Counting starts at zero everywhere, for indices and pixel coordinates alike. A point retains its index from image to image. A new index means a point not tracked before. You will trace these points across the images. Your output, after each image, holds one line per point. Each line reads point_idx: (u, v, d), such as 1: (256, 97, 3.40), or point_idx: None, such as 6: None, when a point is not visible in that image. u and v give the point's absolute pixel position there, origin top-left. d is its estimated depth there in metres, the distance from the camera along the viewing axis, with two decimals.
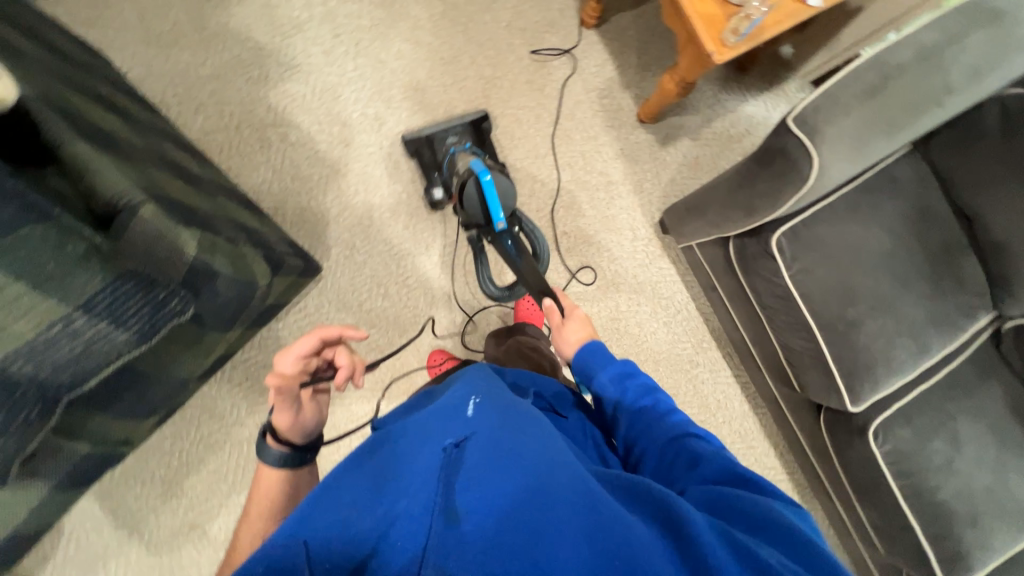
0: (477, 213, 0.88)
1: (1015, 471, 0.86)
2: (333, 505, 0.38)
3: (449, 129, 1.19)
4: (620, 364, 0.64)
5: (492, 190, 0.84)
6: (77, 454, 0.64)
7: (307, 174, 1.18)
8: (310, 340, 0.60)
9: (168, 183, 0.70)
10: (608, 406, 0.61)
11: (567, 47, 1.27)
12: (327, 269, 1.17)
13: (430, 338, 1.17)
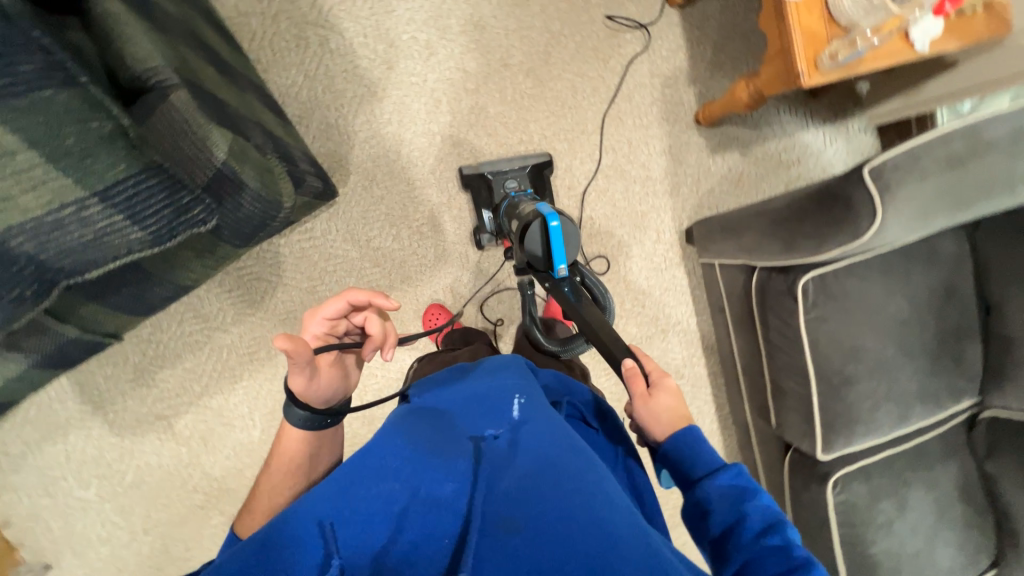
0: (538, 256, 0.75)
1: (944, 543, 0.92)
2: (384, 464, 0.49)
3: (509, 171, 1.10)
4: (737, 479, 0.55)
5: (560, 237, 0.71)
6: (65, 336, 0.62)
7: (340, 90, 1.09)
8: (337, 303, 0.67)
9: (201, 68, 0.63)
10: (715, 525, 0.53)
11: (645, 21, 1.18)
12: (341, 195, 1.11)
13: (432, 291, 1.16)
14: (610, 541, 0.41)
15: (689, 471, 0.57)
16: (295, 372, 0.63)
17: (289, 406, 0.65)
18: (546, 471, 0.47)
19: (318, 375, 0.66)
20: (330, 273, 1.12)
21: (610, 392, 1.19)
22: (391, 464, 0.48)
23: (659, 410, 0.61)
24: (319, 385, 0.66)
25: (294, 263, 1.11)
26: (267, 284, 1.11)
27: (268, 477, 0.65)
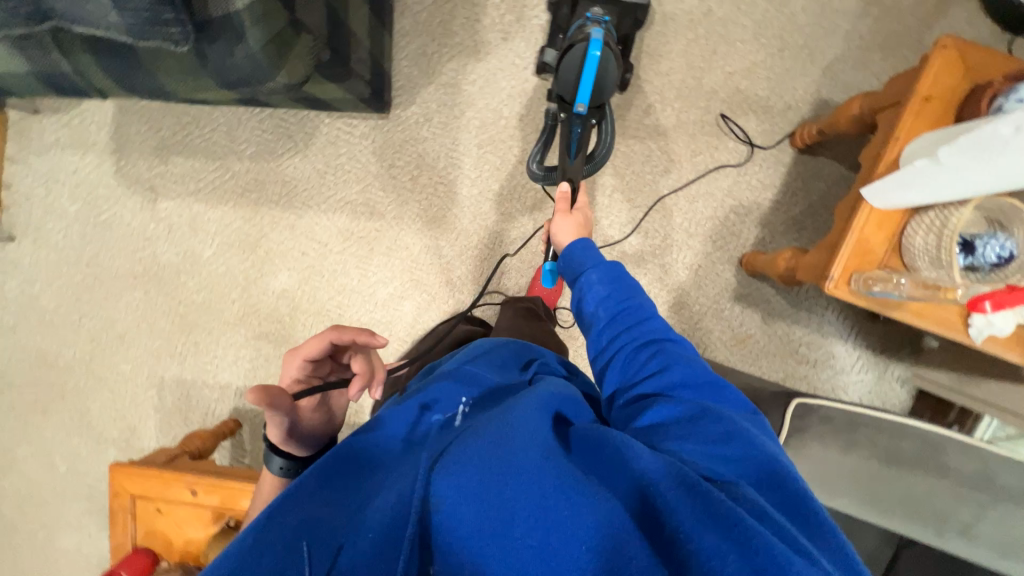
0: (570, 81, 0.91)
1: None
2: (313, 484, 0.48)
3: (601, 1, 0.97)
4: (608, 266, 0.68)
5: (594, 66, 0.87)
6: (57, 60, 0.75)
7: (452, 31, 1.12)
8: (315, 345, 0.64)
9: None
10: (591, 305, 0.66)
11: (755, 142, 1.10)
12: (395, 116, 1.16)
13: (411, 241, 1.20)
14: (549, 514, 0.43)
15: (575, 267, 0.72)
16: (274, 421, 0.64)
17: (272, 449, 0.68)
18: (473, 431, 0.50)
19: (301, 421, 0.67)
20: (345, 171, 1.19)
21: None
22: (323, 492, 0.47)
23: (567, 224, 0.84)
24: (301, 430, 0.68)
25: (324, 143, 1.18)
26: (292, 145, 1.19)
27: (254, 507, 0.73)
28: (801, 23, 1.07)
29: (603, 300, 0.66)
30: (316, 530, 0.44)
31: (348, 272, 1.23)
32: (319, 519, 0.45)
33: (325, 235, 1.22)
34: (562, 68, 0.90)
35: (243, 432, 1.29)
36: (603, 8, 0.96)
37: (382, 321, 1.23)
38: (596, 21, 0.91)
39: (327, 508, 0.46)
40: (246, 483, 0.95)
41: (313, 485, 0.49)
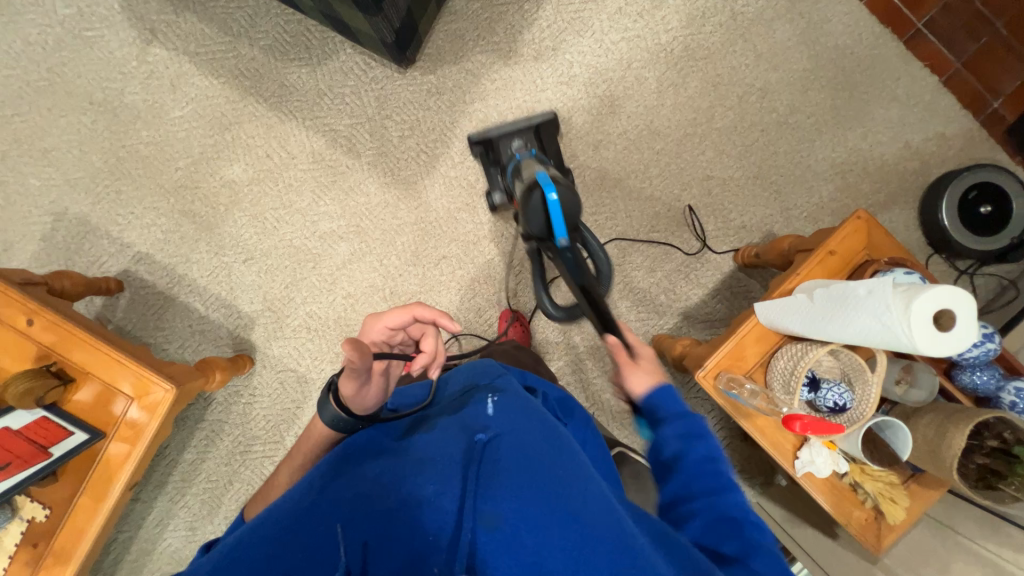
0: (536, 229, 0.78)
1: None
2: (351, 486, 0.53)
3: (514, 133, 1.07)
4: (686, 423, 0.61)
5: (557, 208, 0.76)
6: None
7: (494, 29, 1.20)
8: (401, 314, 0.68)
9: None
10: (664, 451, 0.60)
11: (704, 243, 1.20)
12: (412, 77, 1.20)
13: (374, 191, 1.22)
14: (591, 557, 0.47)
15: (654, 412, 0.62)
16: (349, 376, 0.61)
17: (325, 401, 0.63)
18: (519, 461, 0.54)
19: (369, 382, 0.64)
20: (343, 102, 1.21)
21: None
22: (369, 500, 0.51)
23: (639, 376, 0.64)
24: (364, 394, 0.65)
25: (336, 68, 1.20)
26: (306, 56, 1.21)
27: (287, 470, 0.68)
28: (780, 164, 1.20)
29: (681, 435, 0.60)
30: (371, 540, 0.48)
31: (301, 191, 1.22)
32: (373, 530, 0.48)
33: (295, 149, 1.21)
34: (525, 222, 0.79)
35: (121, 297, 1.21)
36: (523, 139, 1.06)
37: (311, 252, 1.22)
38: (526, 157, 0.99)
39: (374, 503, 0.50)
40: (89, 334, 0.89)
41: (358, 482, 0.53)
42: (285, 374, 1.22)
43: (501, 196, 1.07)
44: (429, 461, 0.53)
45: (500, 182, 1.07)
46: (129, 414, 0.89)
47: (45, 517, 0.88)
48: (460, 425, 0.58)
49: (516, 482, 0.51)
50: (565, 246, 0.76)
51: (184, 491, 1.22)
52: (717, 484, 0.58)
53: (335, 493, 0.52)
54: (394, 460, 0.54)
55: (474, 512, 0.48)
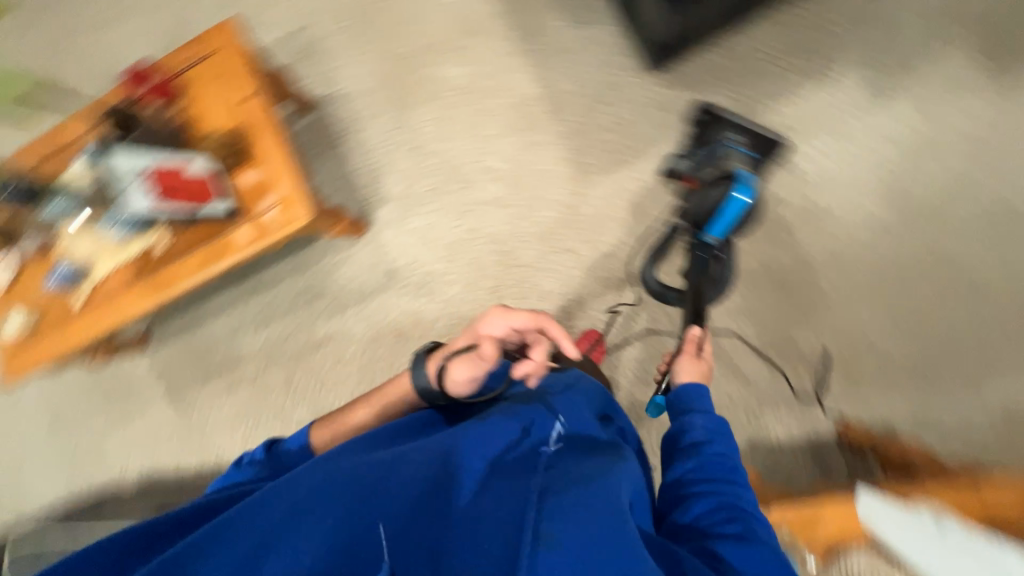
0: (702, 214, 0.93)
1: None
2: (405, 475, 0.56)
3: (741, 127, 1.02)
4: (712, 420, 0.70)
5: (733, 211, 0.90)
6: None
7: (750, 82, 1.15)
8: (526, 319, 0.75)
9: None
10: (686, 439, 0.68)
11: (817, 395, 1.10)
12: (648, 82, 1.19)
13: (551, 158, 1.23)
14: None
15: (687, 404, 0.73)
16: (471, 358, 0.74)
17: (423, 368, 0.77)
18: (574, 484, 0.55)
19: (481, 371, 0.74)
20: (576, 68, 1.22)
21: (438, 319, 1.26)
22: (422, 496, 0.54)
23: (691, 366, 0.82)
24: (473, 378, 0.74)
25: (589, 37, 1.22)
26: (572, 12, 1.23)
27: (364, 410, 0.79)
28: (946, 372, 1.07)
29: (710, 444, 0.67)
30: (427, 540, 0.51)
31: (493, 121, 1.26)
32: (427, 528, 0.51)
33: (510, 83, 1.25)
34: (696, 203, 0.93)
35: (306, 117, 1.34)
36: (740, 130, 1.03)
37: (465, 175, 1.27)
38: (737, 148, 0.98)
39: (429, 498, 0.54)
40: (282, 134, 0.99)
41: (407, 470, 0.57)
42: (381, 258, 1.30)
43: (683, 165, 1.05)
44: (483, 473, 0.57)
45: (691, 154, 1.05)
46: (269, 214, 0.98)
47: (164, 249, 1.02)
48: (522, 439, 0.62)
49: (575, 505, 0.52)
50: (707, 244, 0.94)
51: (254, 296, 1.35)
52: (724, 473, 0.63)
53: (386, 479, 0.55)
54: (448, 455, 0.58)
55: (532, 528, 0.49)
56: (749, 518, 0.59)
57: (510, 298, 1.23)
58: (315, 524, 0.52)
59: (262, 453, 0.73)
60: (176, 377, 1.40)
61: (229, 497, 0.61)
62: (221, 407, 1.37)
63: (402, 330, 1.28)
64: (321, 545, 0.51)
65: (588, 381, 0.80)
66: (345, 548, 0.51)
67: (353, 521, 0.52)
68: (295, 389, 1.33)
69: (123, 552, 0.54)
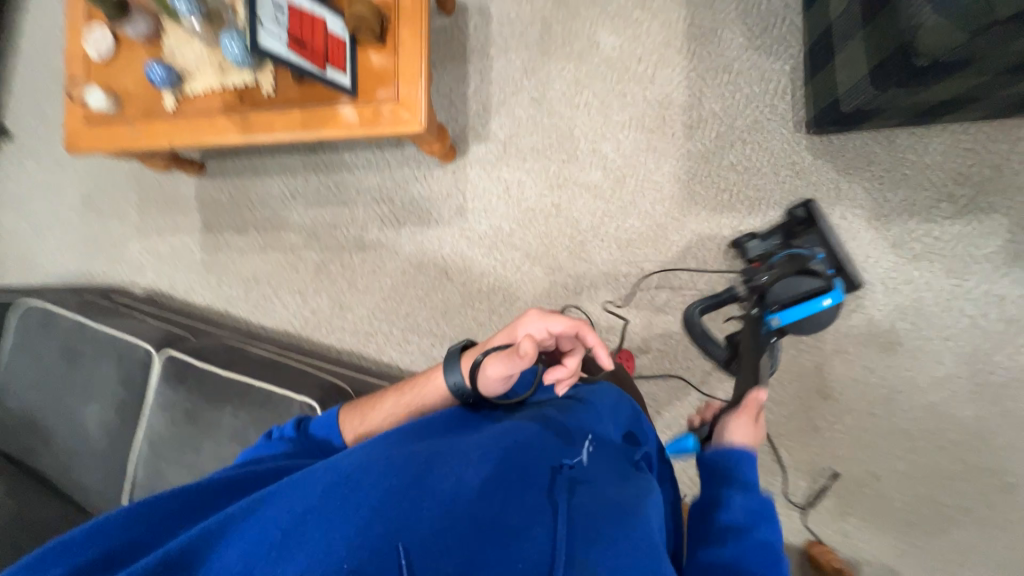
0: (782, 296, 0.90)
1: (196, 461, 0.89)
2: (440, 476, 0.53)
3: (830, 245, 1.04)
4: (754, 497, 0.62)
5: (812, 308, 0.87)
6: None
7: (896, 187, 1.08)
8: (565, 325, 0.66)
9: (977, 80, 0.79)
10: (724, 516, 0.61)
11: (802, 505, 1.11)
12: (794, 141, 1.12)
13: (662, 170, 1.17)
14: None
15: (727, 465, 0.67)
16: (501, 359, 0.65)
17: (452, 365, 0.70)
18: (605, 512, 0.54)
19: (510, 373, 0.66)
20: (730, 93, 1.14)
21: (484, 274, 1.24)
22: (455, 500, 0.51)
23: (740, 427, 0.73)
24: (502, 379, 0.67)
25: (759, 67, 1.13)
26: (755, 33, 1.13)
27: (393, 401, 0.74)
28: (932, 540, 1.06)
29: (747, 528, 0.59)
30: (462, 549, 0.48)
31: (624, 107, 1.19)
32: (460, 536, 0.48)
33: (659, 77, 1.17)
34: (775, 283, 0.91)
35: (442, 20, 1.26)
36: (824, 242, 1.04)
37: (574, 149, 1.21)
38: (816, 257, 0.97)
39: (462, 500, 0.51)
40: (428, 29, 0.93)
41: (442, 471, 0.53)
42: (457, 192, 1.26)
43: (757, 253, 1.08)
44: (517, 479, 0.54)
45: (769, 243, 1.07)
46: (383, 106, 0.93)
47: (267, 95, 0.97)
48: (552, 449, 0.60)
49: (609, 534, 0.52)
50: (771, 325, 0.89)
51: (320, 172, 1.33)
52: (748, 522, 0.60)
53: (421, 480, 0.52)
54: (485, 456, 0.56)
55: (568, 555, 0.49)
56: None
57: (562, 287, 1.21)
58: (347, 514, 0.49)
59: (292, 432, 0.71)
60: (214, 213, 1.39)
61: (249, 474, 0.59)
62: (247, 262, 1.37)
63: (447, 269, 1.26)
64: (349, 535, 0.47)
65: (612, 393, 0.77)
66: (373, 547, 0.47)
67: (386, 513, 0.49)
68: (324, 277, 1.32)
69: (165, 516, 0.52)
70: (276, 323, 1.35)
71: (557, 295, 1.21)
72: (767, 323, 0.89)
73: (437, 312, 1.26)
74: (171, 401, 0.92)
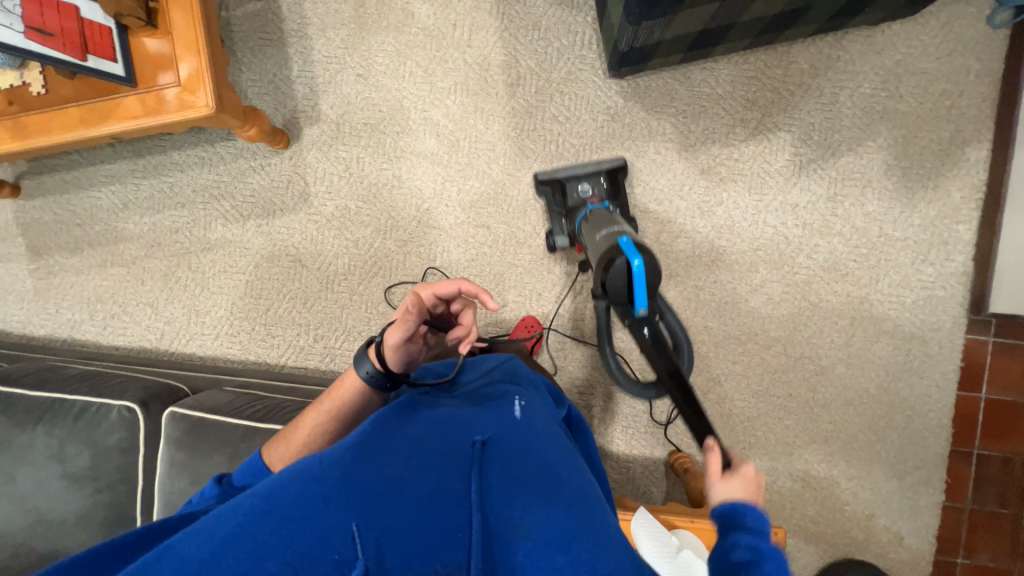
0: (617, 290, 0.79)
1: (16, 492, 0.84)
2: (369, 463, 0.49)
3: (585, 177, 1.15)
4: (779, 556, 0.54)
5: (641, 275, 0.77)
6: None
7: (697, 119, 1.18)
8: (446, 284, 0.67)
9: (707, 8, 0.87)
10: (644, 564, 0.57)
11: (662, 422, 1.20)
12: (605, 87, 1.19)
13: (492, 129, 1.21)
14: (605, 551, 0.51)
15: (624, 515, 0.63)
16: (394, 328, 0.65)
17: (359, 359, 0.66)
18: (530, 461, 0.57)
19: (408, 343, 0.67)
20: (542, 48, 1.19)
21: (340, 257, 1.24)
22: (384, 482, 0.48)
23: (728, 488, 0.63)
24: (400, 351, 0.67)
25: (564, 20, 1.18)
26: None
27: (312, 414, 0.67)
28: (772, 429, 1.19)
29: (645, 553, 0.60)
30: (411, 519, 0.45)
31: (448, 72, 1.21)
32: (400, 514, 0.45)
33: (475, 40, 1.20)
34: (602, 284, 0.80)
35: (254, 5, 1.23)
36: (594, 190, 1.14)
37: (405, 120, 1.22)
38: (597, 206, 1.07)
39: (397, 481, 0.48)
40: (196, 6, 0.88)
41: (366, 460, 0.50)
42: (298, 178, 1.24)
43: (562, 238, 1.15)
44: (450, 449, 0.54)
45: (557, 225, 1.16)
46: (166, 92, 0.90)
47: (37, 94, 0.90)
48: (479, 421, 0.60)
49: (534, 483, 0.54)
50: (645, 317, 0.79)
51: (150, 177, 1.26)
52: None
53: (348, 471, 0.48)
54: (410, 442, 0.54)
55: (510, 510, 0.50)
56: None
57: (416, 257, 1.22)
58: (281, 515, 0.44)
59: (212, 490, 0.60)
60: (39, 235, 1.28)
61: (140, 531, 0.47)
62: (86, 283, 1.28)
63: (300, 257, 1.24)
64: (284, 542, 0.42)
65: (531, 373, 0.81)
66: (315, 545, 0.42)
67: (323, 512, 0.44)
68: (173, 285, 1.26)
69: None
70: (128, 341, 1.27)
71: (412, 265, 1.22)
72: (643, 319, 0.79)
73: (297, 302, 1.24)
74: None
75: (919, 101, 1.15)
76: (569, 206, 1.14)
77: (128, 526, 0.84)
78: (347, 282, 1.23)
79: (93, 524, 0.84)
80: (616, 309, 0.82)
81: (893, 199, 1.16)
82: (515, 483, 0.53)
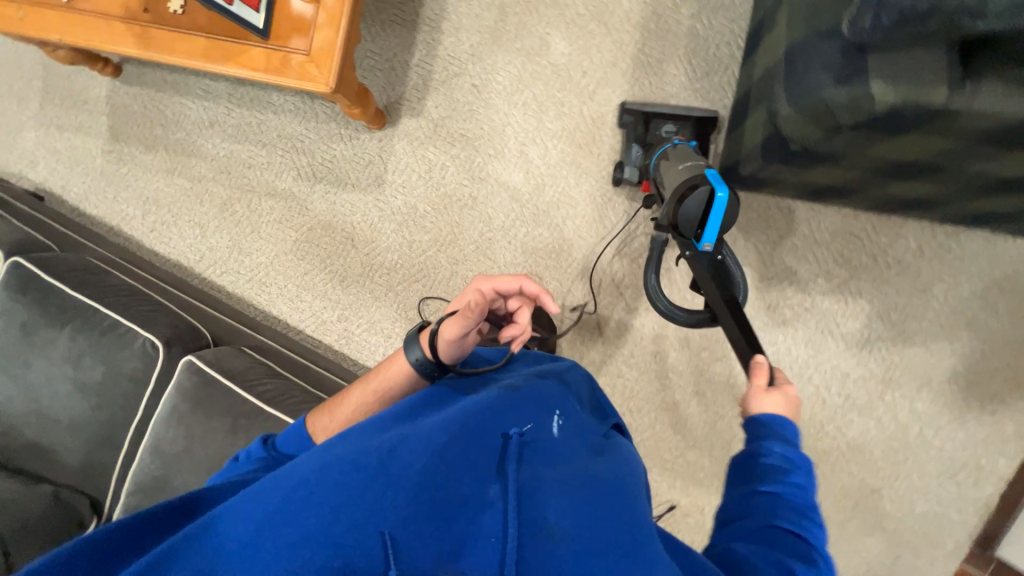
0: (689, 215, 0.75)
1: (26, 380, 0.87)
2: (397, 461, 0.48)
3: (672, 119, 1.10)
4: (799, 471, 0.53)
5: (721, 205, 0.73)
6: None
7: (783, 254, 1.15)
8: (509, 281, 0.66)
9: (845, 175, 0.84)
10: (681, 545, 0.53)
11: None
12: None
13: (582, 188, 1.18)
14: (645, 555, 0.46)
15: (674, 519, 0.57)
16: (453, 322, 0.61)
17: (409, 342, 0.64)
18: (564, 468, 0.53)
19: (464, 338, 0.62)
20: None
21: (391, 251, 1.23)
22: (408, 479, 0.46)
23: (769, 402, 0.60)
24: (456, 345, 0.63)
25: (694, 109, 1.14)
26: (699, 73, 1.13)
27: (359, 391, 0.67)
28: None
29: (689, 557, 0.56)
30: (438, 517, 0.44)
31: (561, 116, 1.18)
32: (427, 516, 0.44)
33: (599, 95, 1.17)
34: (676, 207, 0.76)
35: None
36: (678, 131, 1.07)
37: (502, 147, 1.20)
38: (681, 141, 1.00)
39: (422, 481, 0.46)
40: None
41: (393, 458, 0.48)
42: (379, 161, 1.23)
43: (631, 170, 1.09)
44: (479, 448, 0.51)
45: (631, 155, 1.11)
46: (293, 55, 0.89)
47: (175, 13, 0.90)
48: (517, 418, 0.56)
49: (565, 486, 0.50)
50: (707, 253, 0.76)
51: (244, 108, 1.26)
52: (800, 506, 0.50)
53: (377, 468, 0.47)
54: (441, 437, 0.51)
55: (542, 511, 0.46)
56: (805, 511, 0.50)
57: (462, 279, 1.21)
58: (311, 508, 0.44)
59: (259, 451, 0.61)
60: (124, 122, 1.30)
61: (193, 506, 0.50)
62: (150, 184, 1.30)
63: (353, 236, 1.24)
64: (313, 534, 0.42)
65: (574, 374, 0.76)
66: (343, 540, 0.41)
67: (350, 509, 0.43)
68: (227, 216, 1.27)
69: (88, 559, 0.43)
70: (169, 251, 1.29)
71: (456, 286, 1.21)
72: (707, 253, 0.76)
73: (336, 278, 1.24)
74: (10, 313, 0.89)
75: (1014, 322, 1.09)
76: (648, 140, 1.09)
77: (114, 449, 0.87)
78: (389, 277, 1.23)
79: (86, 436, 0.86)
80: (677, 240, 0.80)
81: (945, 406, 1.12)
82: (548, 486, 0.49)
